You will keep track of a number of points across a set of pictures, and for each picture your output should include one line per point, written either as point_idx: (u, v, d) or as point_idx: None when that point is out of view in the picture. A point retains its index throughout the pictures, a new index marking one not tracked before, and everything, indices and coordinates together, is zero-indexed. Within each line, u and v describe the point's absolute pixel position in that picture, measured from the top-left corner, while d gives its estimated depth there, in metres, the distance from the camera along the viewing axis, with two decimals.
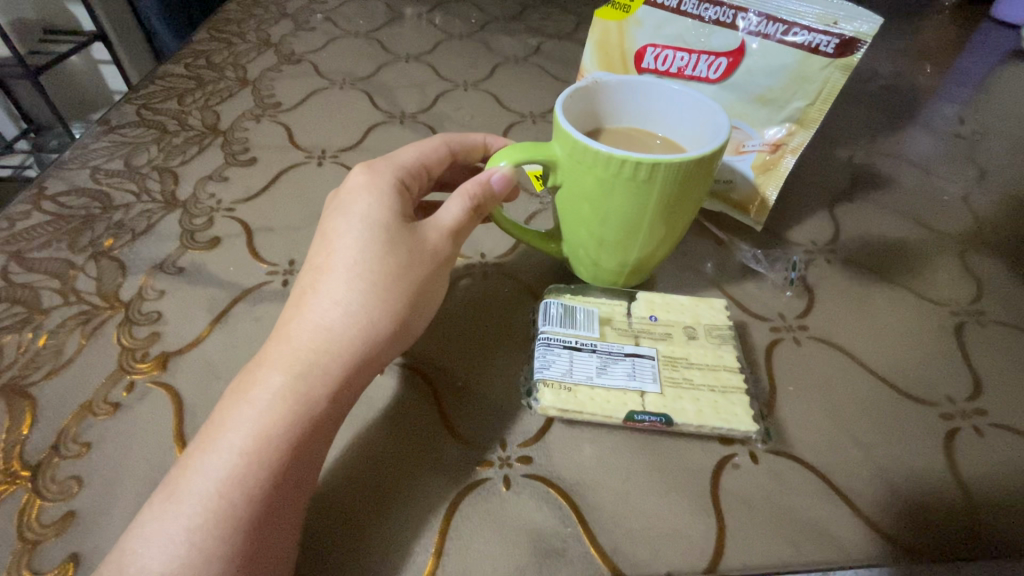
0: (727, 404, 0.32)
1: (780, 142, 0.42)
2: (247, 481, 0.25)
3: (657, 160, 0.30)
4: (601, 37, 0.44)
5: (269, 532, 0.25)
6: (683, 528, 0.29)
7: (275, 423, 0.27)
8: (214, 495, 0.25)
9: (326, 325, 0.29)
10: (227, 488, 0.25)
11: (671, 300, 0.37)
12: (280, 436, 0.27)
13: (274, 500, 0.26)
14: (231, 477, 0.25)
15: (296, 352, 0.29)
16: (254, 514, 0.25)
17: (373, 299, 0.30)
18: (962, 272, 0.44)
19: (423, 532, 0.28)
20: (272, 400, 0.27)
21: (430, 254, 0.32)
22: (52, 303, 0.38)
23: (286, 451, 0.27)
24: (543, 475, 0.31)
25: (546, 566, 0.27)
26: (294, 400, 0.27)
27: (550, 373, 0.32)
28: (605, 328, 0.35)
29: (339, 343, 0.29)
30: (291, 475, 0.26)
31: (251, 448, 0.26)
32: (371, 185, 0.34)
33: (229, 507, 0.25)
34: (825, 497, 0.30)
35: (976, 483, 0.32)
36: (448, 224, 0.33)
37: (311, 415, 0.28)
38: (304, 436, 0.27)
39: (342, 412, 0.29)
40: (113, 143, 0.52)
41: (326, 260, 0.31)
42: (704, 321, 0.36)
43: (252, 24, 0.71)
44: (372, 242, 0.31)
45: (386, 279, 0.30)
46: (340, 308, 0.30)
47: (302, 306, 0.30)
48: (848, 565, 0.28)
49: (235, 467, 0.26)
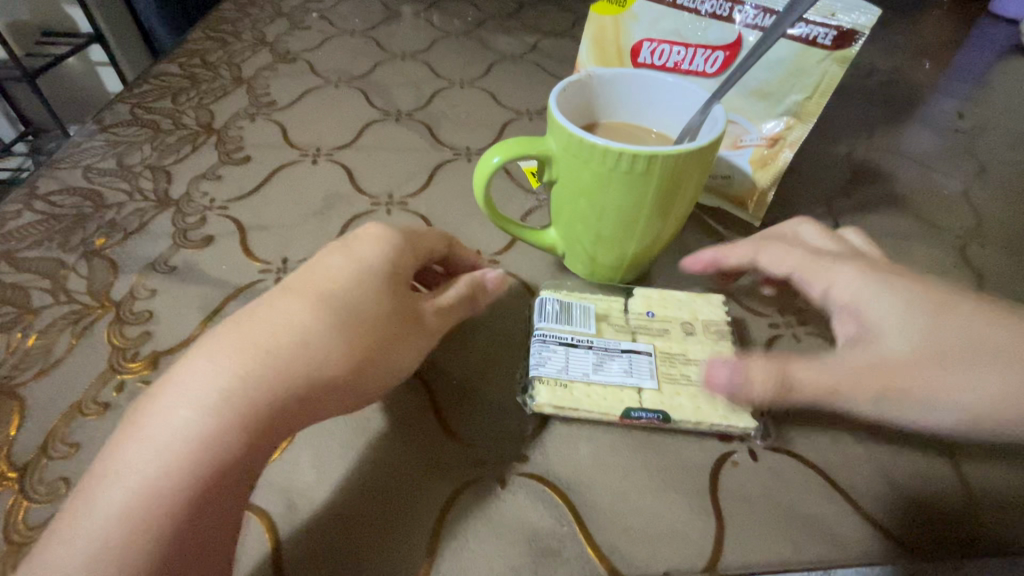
0: (725, 399, 0.32)
1: (778, 137, 0.42)
2: (137, 519, 0.23)
3: (653, 152, 0.29)
4: (597, 32, 0.43)
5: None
6: (682, 527, 0.28)
7: (184, 458, 0.24)
8: (105, 524, 0.23)
9: (266, 352, 0.26)
10: (121, 521, 0.23)
11: (660, 295, 0.37)
12: (186, 479, 0.24)
13: (162, 549, 0.23)
14: (124, 509, 0.23)
15: (226, 374, 0.26)
16: (135, 560, 0.22)
17: (326, 338, 0.27)
18: (963, 267, 0.43)
19: (417, 533, 0.28)
20: (185, 428, 0.25)
21: (413, 323, 0.30)
22: (43, 304, 0.38)
23: (188, 493, 0.24)
24: (539, 473, 0.30)
25: (541, 567, 0.27)
26: (208, 433, 0.24)
27: (545, 370, 0.32)
28: (602, 324, 0.34)
29: (275, 378, 0.26)
30: (189, 525, 0.24)
31: (150, 480, 0.24)
32: (383, 234, 0.32)
33: (112, 546, 0.23)
34: (824, 494, 0.30)
35: (979, 481, 0.31)
36: (444, 305, 0.32)
37: (221, 457, 0.24)
38: (210, 480, 0.24)
39: (265, 458, 0.26)
40: (106, 143, 0.52)
41: (301, 285, 0.29)
42: (702, 316, 0.36)
43: (248, 23, 0.71)
44: (356, 281, 0.29)
45: (345, 317, 0.28)
46: (287, 338, 0.27)
47: (257, 328, 0.28)
48: (849, 563, 0.27)
49: (134, 499, 0.23)
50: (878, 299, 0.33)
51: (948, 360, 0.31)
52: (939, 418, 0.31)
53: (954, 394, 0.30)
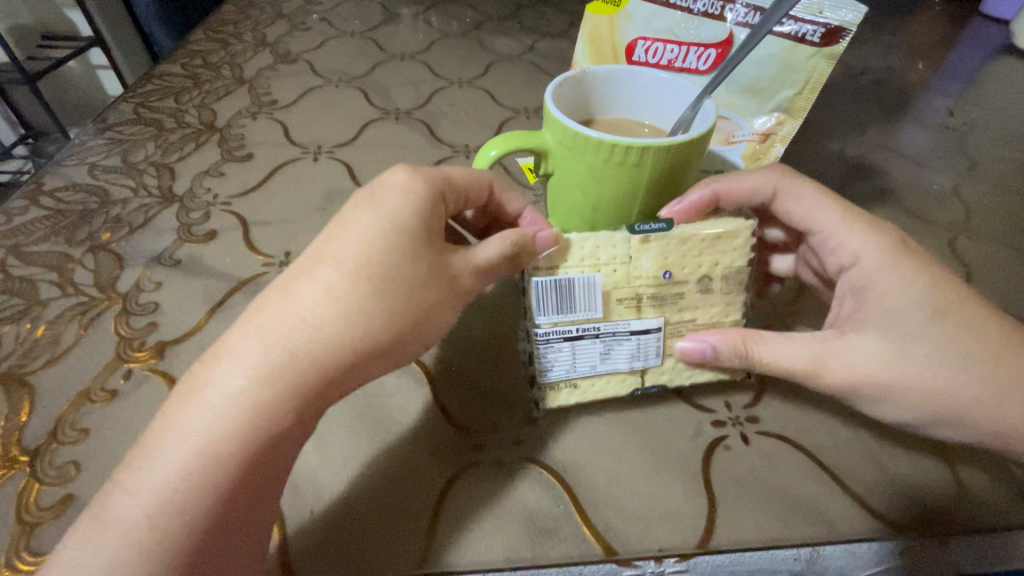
0: (721, 362, 0.33)
1: (769, 132, 0.43)
2: (199, 490, 0.23)
3: (646, 144, 0.30)
4: (592, 32, 0.44)
5: (210, 550, 0.24)
6: (675, 507, 0.29)
7: (233, 435, 0.24)
8: (166, 493, 0.23)
9: (310, 323, 0.25)
10: (184, 491, 0.23)
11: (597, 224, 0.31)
12: (235, 466, 0.24)
13: (225, 516, 0.24)
14: (181, 479, 0.23)
15: (270, 346, 0.24)
16: (205, 526, 0.23)
17: (371, 308, 0.25)
18: (952, 260, 0.44)
19: (417, 513, 0.28)
20: (230, 403, 0.24)
21: (455, 284, 0.28)
22: (50, 295, 0.39)
23: (241, 467, 0.24)
24: (535, 457, 0.31)
25: (538, 545, 0.28)
26: (257, 410, 0.24)
27: (554, 374, 0.31)
28: (611, 304, 0.31)
29: (317, 354, 0.25)
30: (246, 493, 0.25)
31: (206, 455, 0.23)
32: (410, 183, 0.28)
33: (181, 514, 0.23)
34: (813, 476, 0.31)
35: (966, 465, 0.32)
36: (480, 261, 0.29)
37: (271, 432, 0.24)
38: (260, 454, 0.24)
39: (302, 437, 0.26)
40: (110, 140, 0.53)
41: (332, 247, 0.26)
42: (722, 264, 0.32)
43: (249, 25, 0.72)
44: (395, 240, 0.26)
45: (390, 284, 0.26)
46: (329, 309, 0.25)
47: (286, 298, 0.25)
48: (837, 541, 0.28)
49: (186, 470, 0.23)
50: (880, 298, 0.30)
51: (936, 359, 0.29)
52: (897, 414, 0.30)
53: (926, 394, 0.29)
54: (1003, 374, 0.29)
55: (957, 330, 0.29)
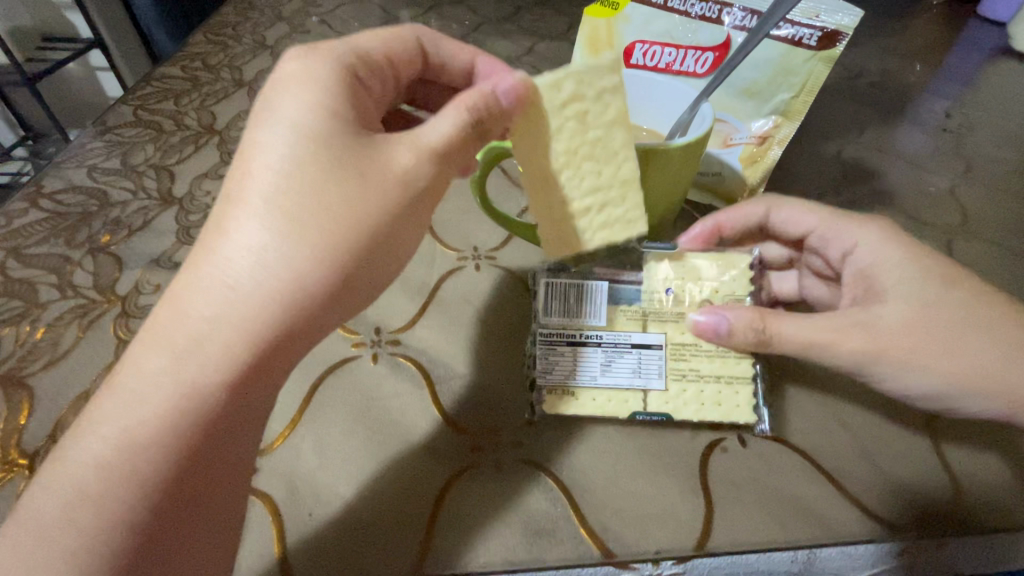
0: (731, 394, 0.32)
1: (767, 135, 0.43)
2: (131, 476, 0.23)
3: (641, 149, 0.30)
4: (590, 34, 0.45)
5: (155, 536, 0.23)
6: (673, 509, 0.29)
7: (162, 413, 0.24)
8: (95, 484, 0.23)
9: (229, 281, 0.24)
10: (112, 480, 0.23)
11: (588, 146, 0.29)
12: (171, 442, 0.24)
13: (162, 498, 0.24)
14: (106, 469, 0.23)
15: (190, 316, 0.24)
16: (141, 511, 0.23)
17: (294, 248, 0.24)
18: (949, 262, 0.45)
19: (415, 515, 0.29)
20: (157, 384, 0.24)
21: (393, 182, 0.25)
22: (50, 298, 0.39)
23: (173, 445, 0.24)
24: (534, 458, 0.31)
25: (536, 547, 0.28)
26: (183, 385, 0.24)
27: (552, 378, 0.32)
28: (614, 314, 0.33)
29: (242, 311, 0.24)
30: (183, 472, 0.24)
31: (130, 439, 0.23)
32: (310, 83, 0.26)
33: (114, 502, 0.23)
34: (811, 478, 0.31)
35: (962, 466, 0.32)
36: (433, 141, 0.26)
37: (202, 403, 0.24)
38: (193, 428, 0.24)
39: (247, 401, 0.25)
40: (109, 143, 0.53)
41: (240, 188, 0.25)
42: (723, 291, 0.34)
43: (249, 27, 0.72)
44: (300, 164, 0.25)
45: (309, 217, 0.24)
46: (248, 261, 0.24)
47: (212, 260, 0.24)
48: (834, 542, 0.29)
49: (113, 458, 0.23)
50: (890, 276, 0.32)
51: (946, 326, 0.31)
52: (918, 386, 0.31)
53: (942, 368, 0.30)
54: (998, 337, 0.31)
55: (963, 303, 0.31)
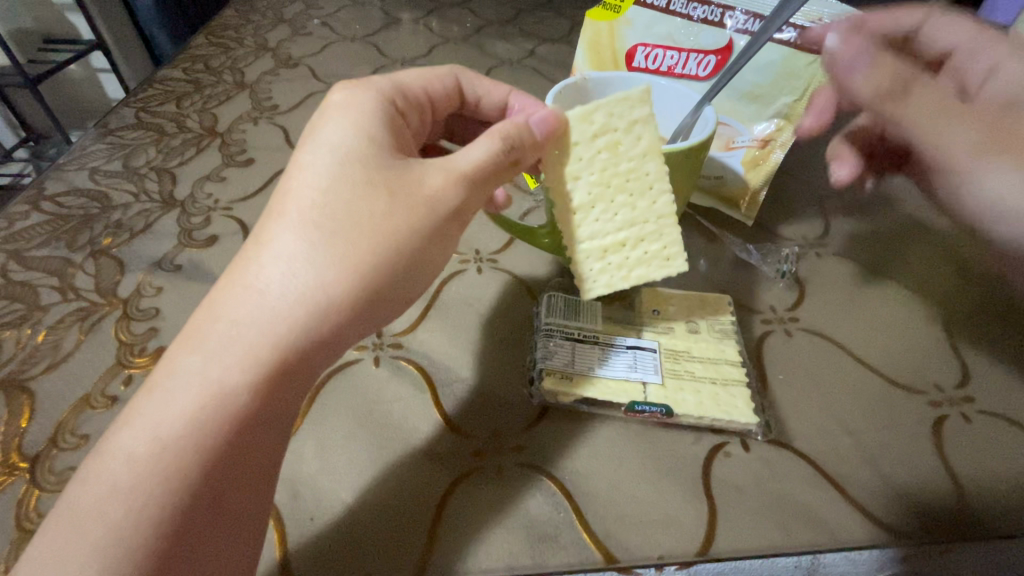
0: (728, 396, 0.33)
1: (768, 138, 0.44)
2: (162, 479, 0.23)
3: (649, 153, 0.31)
4: (593, 38, 0.45)
5: (184, 545, 0.23)
6: (676, 514, 0.29)
7: (192, 411, 0.24)
8: (127, 486, 0.23)
9: (265, 286, 0.25)
10: (144, 481, 0.23)
11: (620, 178, 0.31)
12: (201, 446, 0.23)
13: (192, 504, 0.23)
14: (139, 471, 0.23)
15: (227, 319, 0.25)
16: (171, 516, 0.23)
17: (329, 257, 0.26)
18: (951, 266, 0.44)
19: (418, 519, 0.28)
20: (191, 382, 0.24)
21: (426, 200, 0.28)
22: (51, 301, 0.39)
23: (206, 444, 0.24)
24: (536, 463, 0.31)
25: (539, 552, 0.28)
26: (217, 384, 0.24)
27: (552, 363, 0.33)
28: (609, 322, 0.36)
29: (278, 314, 0.25)
30: (218, 474, 0.24)
31: (165, 440, 0.23)
32: (352, 113, 0.30)
33: (146, 505, 0.22)
34: (814, 483, 0.31)
35: (965, 471, 0.32)
36: (465, 165, 0.29)
37: (232, 405, 0.24)
38: (228, 430, 0.24)
39: (283, 395, 0.26)
40: (111, 145, 0.53)
41: (281, 203, 0.27)
42: (707, 315, 0.37)
43: (250, 30, 0.72)
44: (339, 176, 0.27)
45: (345, 226, 0.26)
46: (285, 268, 0.25)
47: (248, 264, 0.26)
48: (838, 548, 0.28)
49: (146, 461, 0.23)
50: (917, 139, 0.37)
51: (935, 111, 0.36)
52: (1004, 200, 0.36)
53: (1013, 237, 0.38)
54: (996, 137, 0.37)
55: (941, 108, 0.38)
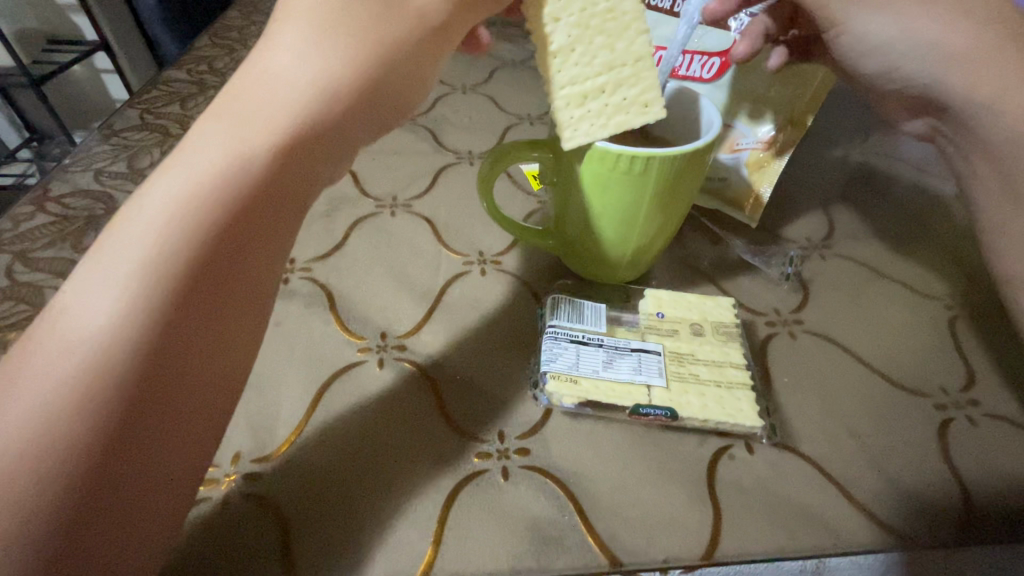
0: (732, 399, 0.33)
1: (774, 140, 0.44)
2: (154, 267, 0.20)
3: (652, 155, 0.31)
4: None
5: (178, 347, 0.20)
6: (680, 517, 0.29)
7: (193, 188, 0.21)
8: (117, 301, 0.20)
9: (270, 74, 0.23)
10: (135, 296, 0.20)
11: (599, 19, 0.30)
12: (203, 211, 0.21)
13: (188, 285, 0.20)
14: (127, 293, 0.20)
15: (232, 100, 0.23)
16: (162, 318, 0.20)
17: (333, 48, 0.24)
18: (956, 267, 0.44)
19: (422, 521, 0.28)
20: (190, 171, 0.21)
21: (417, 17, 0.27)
22: None
23: (204, 231, 0.21)
24: (540, 466, 0.31)
25: (543, 556, 0.27)
26: (223, 159, 0.22)
27: (556, 367, 0.34)
28: (613, 326, 0.36)
29: (287, 100, 0.23)
30: (219, 267, 0.21)
31: (162, 222, 0.21)
32: None
33: (134, 316, 0.20)
34: (818, 486, 0.31)
35: (970, 475, 0.32)
36: None
37: (239, 175, 0.22)
38: (232, 204, 0.22)
39: (287, 182, 0.23)
40: (115, 146, 0.53)
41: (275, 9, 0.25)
42: (711, 318, 0.37)
43: (254, 30, 0.72)
44: None
45: (345, 19, 0.25)
46: (286, 61, 0.23)
47: (248, 60, 0.24)
48: (843, 552, 0.28)
49: (137, 261, 0.20)
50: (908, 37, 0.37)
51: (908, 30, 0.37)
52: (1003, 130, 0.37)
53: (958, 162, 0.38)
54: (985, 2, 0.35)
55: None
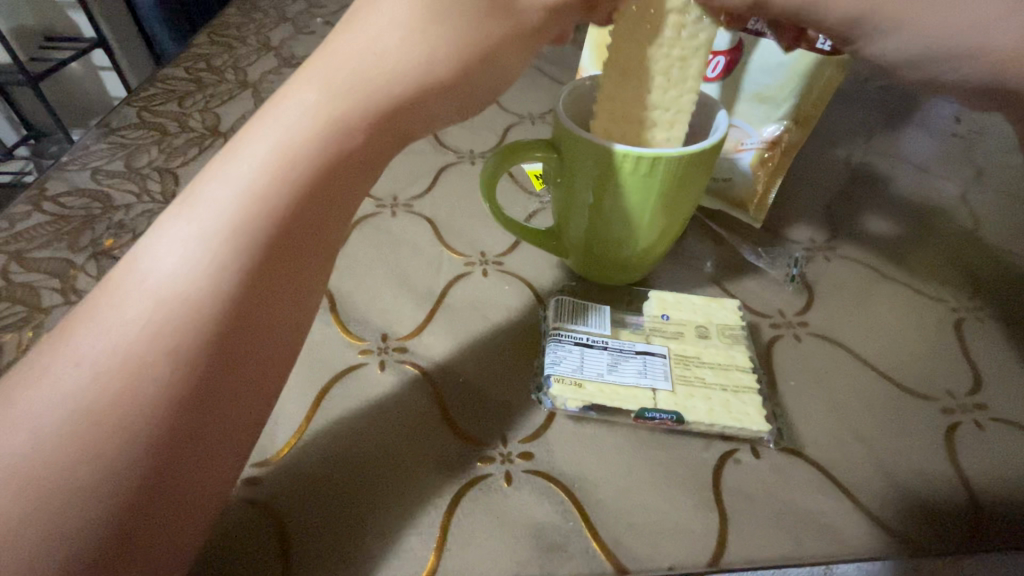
0: (738, 403, 0.32)
1: (778, 140, 0.44)
2: (261, 208, 0.24)
3: (658, 155, 0.30)
4: (599, 39, 0.45)
5: (266, 286, 0.24)
6: (686, 523, 0.29)
7: (301, 148, 0.25)
8: (230, 217, 0.24)
9: (378, 50, 0.26)
10: (247, 217, 0.24)
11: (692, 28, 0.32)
12: (300, 171, 0.25)
13: (282, 234, 0.24)
14: (244, 198, 0.24)
15: (341, 68, 0.26)
16: (262, 253, 0.24)
17: (428, 38, 0.27)
18: (961, 269, 0.44)
19: (425, 527, 0.28)
20: (301, 119, 0.25)
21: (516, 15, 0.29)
22: (53, 303, 0.38)
23: (304, 189, 0.25)
24: (545, 471, 0.30)
25: (548, 562, 0.27)
26: (325, 128, 0.25)
27: (561, 369, 0.33)
28: (617, 328, 0.36)
29: (385, 81, 0.26)
30: (309, 218, 0.25)
31: (274, 166, 0.24)
32: None
33: (243, 239, 0.23)
34: (825, 492, 0.30)
35: (978, 479, 0.32)
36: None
37: (336, 149, 0.26)
38: (327, 171, 0.25)
39: (364, 163, 0.27)
40: (113, 145, 0.52)
41: None
42: (717, 321, 0.37)
43: (253, 28, 0.72)
44: None
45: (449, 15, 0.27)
46: (395, 39, 0.26)
47: (361, 24, 0.27)
48: (851, 559, 0.28)
49: (251, 192, 0.24)
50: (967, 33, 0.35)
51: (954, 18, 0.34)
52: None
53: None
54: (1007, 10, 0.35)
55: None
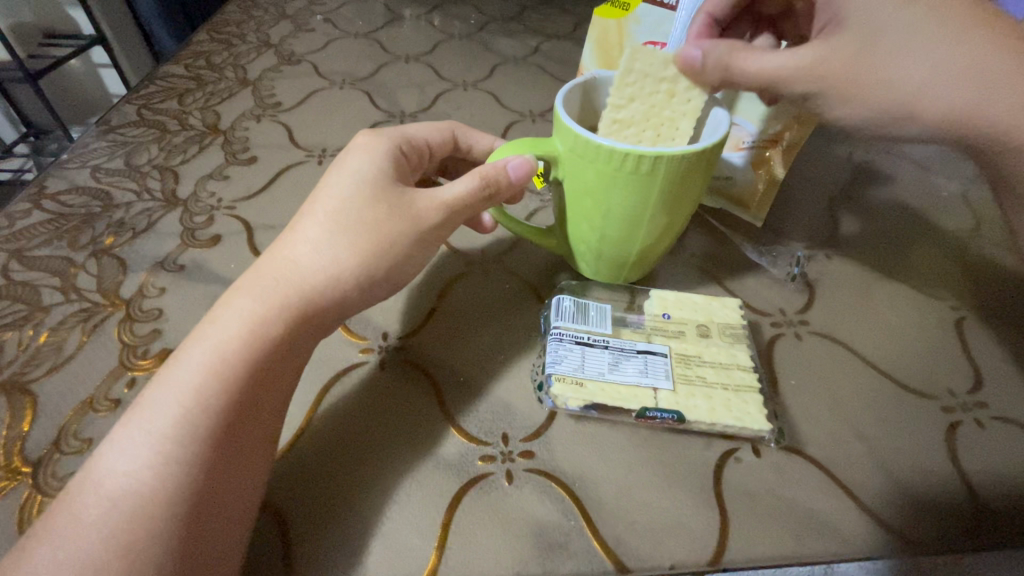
0: (739, 401, 0.32)
1: (778, 138, 0.43)
2: (206, 390, 0.26)
3: (659, 154, 0.30)
4: (602, 34, 0.45)
5: (224, 454, 0.26)
6: (687, 521, 0.29)
7: (234, 340, 0.27)
8: (180, 406, 0.25)
9: (297, 259, 0.30)
10: (193, 404, 0.25)
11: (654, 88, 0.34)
12: (242, 352, 0.27)
13: (234, 413, 0.26)
14: (190, 391, 0.26)
15: (270, 280, 0.29)
16: (213, 421, 0.25)
17: (350, 242, 0.31)
18: (962, 267, 0.44)
19: (426, 526, 0.28)
20: (237, 321, 0.28)
21: (421, 222, 0.33)
22: (53, 301, 0.38)
23: (245, 370, 0.27)
24: (546, 470, 0.30)
25: (549, 562, 0.27)
26: (255, 319, 0.28)
27: (562, 369, 0.33)
28: (618, 327, 0.36)
29: (309, 274, 0.30)
30: (251, 399, 0.27)
31: (214, 363, 0.27)
32: (372, 145, 0.35)
33: (194, 416, 0.25)
34: (826, 491, 0.30)
35: (979, 478, 0.32)
36: (447, 197, 0.33)
37: (269, 329, 0.28)
38: (263, 353, 0.28)
39: (298, 342, 0.30)
40: (112, 143, 0.52)
41: (315, 201, 0.32)
42: (718, 319, 0.37)
43: (252, 25, 0.72)
44: (360, 193, 0.32)
45: (367, 223, 0.31)
46: (311, 247, 0.30)
47: (285, 240, 0.31)
48: (852, 558, 0.28)
49: (197, 379, 0.26)
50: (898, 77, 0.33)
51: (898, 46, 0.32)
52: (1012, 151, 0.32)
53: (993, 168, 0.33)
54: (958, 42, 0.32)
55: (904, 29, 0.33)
